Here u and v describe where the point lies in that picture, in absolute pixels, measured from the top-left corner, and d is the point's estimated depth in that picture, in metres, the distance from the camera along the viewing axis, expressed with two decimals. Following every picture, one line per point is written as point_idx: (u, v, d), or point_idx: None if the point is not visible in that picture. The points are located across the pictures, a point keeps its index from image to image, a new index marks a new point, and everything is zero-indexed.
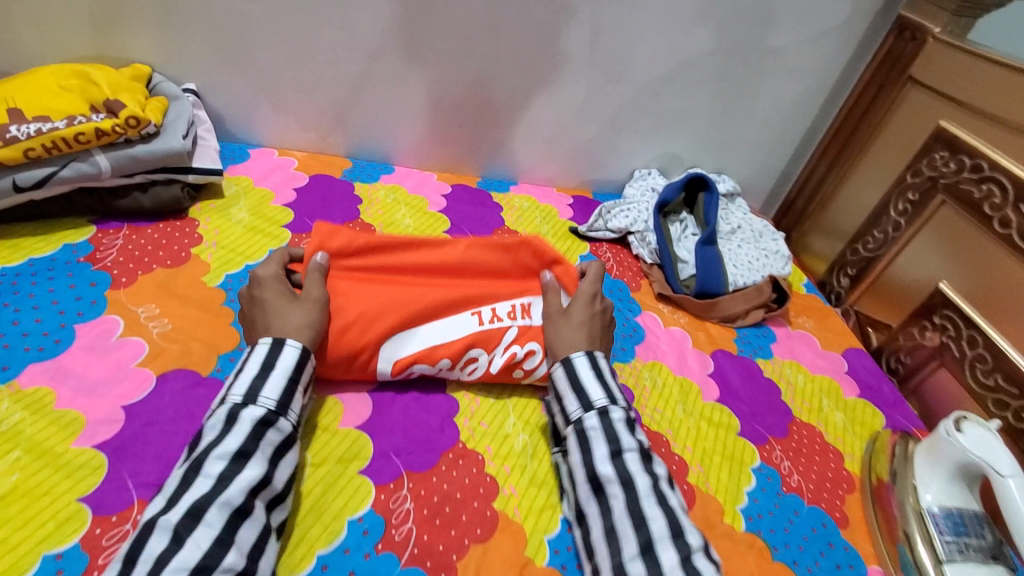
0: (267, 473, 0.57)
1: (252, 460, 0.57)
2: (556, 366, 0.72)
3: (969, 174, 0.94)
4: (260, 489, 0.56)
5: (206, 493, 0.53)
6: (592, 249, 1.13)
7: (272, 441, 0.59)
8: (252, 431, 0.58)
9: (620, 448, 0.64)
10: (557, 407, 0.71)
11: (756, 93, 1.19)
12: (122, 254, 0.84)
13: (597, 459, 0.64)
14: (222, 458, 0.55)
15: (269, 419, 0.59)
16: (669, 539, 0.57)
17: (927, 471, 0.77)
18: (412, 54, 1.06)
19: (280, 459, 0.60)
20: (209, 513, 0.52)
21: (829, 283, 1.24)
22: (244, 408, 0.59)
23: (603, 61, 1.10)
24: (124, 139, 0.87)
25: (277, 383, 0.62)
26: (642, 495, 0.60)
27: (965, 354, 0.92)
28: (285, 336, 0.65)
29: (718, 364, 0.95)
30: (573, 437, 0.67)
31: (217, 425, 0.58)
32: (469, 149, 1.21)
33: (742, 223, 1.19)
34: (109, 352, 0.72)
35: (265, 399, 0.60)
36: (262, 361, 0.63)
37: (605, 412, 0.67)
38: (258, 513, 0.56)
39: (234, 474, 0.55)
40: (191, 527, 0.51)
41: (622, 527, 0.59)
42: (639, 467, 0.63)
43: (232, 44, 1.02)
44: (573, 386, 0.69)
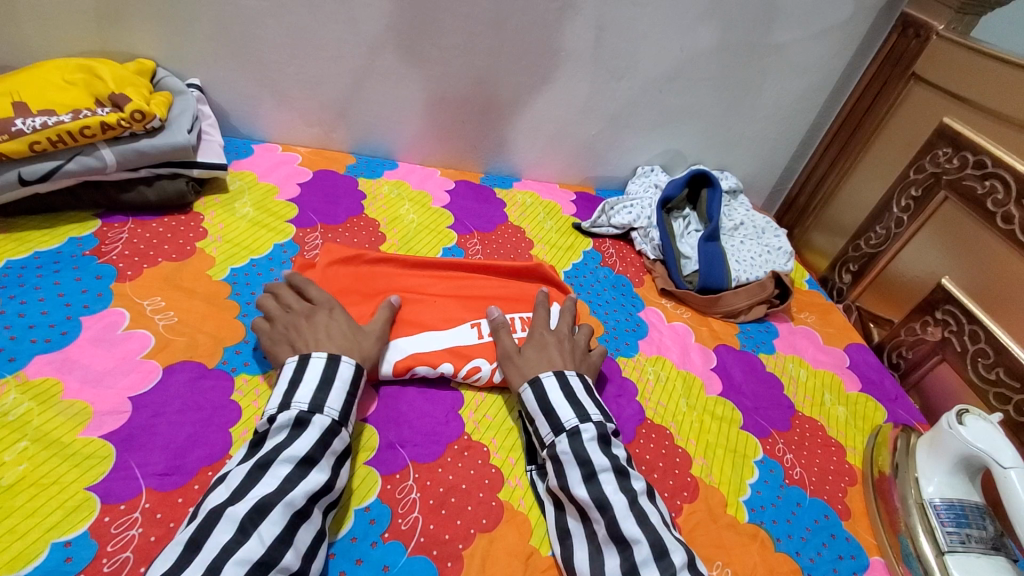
0: (330, 480, 0.59)
1: (317, 466, 0.58)
2: (524, 389, 0.70)
3: (973, 170, 0.95)
4: (321, 494, 0.57)
5: (271, 492, 0.54)
6: (596, 245, 1.13)
7: (335, 451, 0.61)
8: (319, 438, 0.59)
9: (593, 470, 0.62)
10: (531, 429, 0.70)
11: (758, 90, 1.20)
12: (127, 248, 0.85)
13: (572, 482, 0.62)
14: (291, 461, 0.57)
15: (334, 429, 0.61)
16: (653, 562, 0.57)
17: (928, 465, 0.77)
18: (417, 50, 1.06)
19: (340, 467, 0.61)
20: (274, 511, 0.53)
21: (831, 279, 1.25)
22: (311, 415, 0.61)
23: (607, 57, 1.11)
24: (129, 133, 0.88)
25: (341, 395, 0.64)
26: (620, 517, 0.59)
27: (967, 348, 0.92)
28: (338, 353, 0.66)
29: (721, 358, 0.95)
30: (549, 462, 0.65)
31: (285, 429, 0.60)
32: (472, 144, 1.22)
33: (744, 219, 1.20)
34: (116, 344, 0.72)
35: (331, 409, 0.62)
36: (322, 375, 0.64)
37: (575, 433, 0.65)
38: (316, 516, 0.57)
39: (300, 477, 0.56)
40: (257, 521, 0.52)
41: (607, 552, 0.59)
42: (614, 487, 0.62)
43: (236, 40, 1.02)
44: (542, 408, 0.68)
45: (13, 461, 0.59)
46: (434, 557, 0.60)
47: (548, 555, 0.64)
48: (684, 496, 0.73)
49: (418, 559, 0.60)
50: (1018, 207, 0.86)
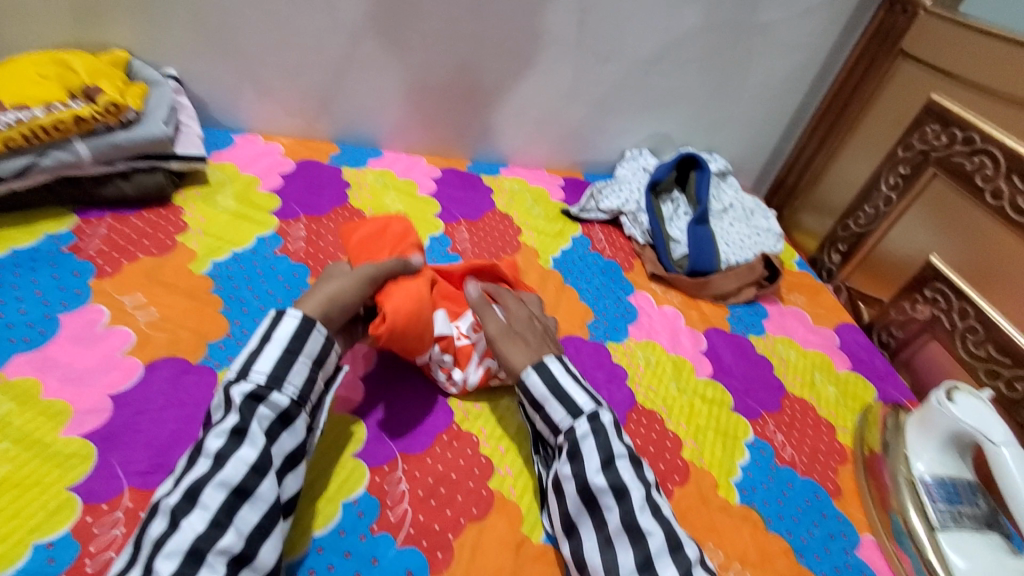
0: (264, 449, 0.56)
1: (248, 437, 0.56)
2: (528, 373, 0.68)
3: (961, 147, 0.94)
4: (256, 466, 0.55)
5: (204, 473, 0.53)
6: (585, 230, 1.12)
7: (268, 416, 0.58)
8: (243, 406, 0.57)
9: (611, 456, 0.62)
10: (537, 415, 0.67)
11: (746, 71, 1.18)
12: (106, 244, 0.83)
13: (589, 470, 0.61)
14: (218, 436, 0.55)
15: (260, 394, 0.58)
16: (668, 555, 0.57)
17: (919, 442, 0.77)
18: (398, 36, 1.04)
19: (278, 434, 0.58)
20: (204, 495, 0.52)
21: (820, 259, 1.24)
22: (236, 384, 0.58)
23: (592, 41, 1.09)
24: (104, 126, 0.86)
25: (270, 355, 0.61)
26: (637, 508, 0.59)
27: (956, 326, 0.92)
28: (281, 311, 0.64)
29: (711, 341, 0.95)
30: (564, 448, 0.64)
31: (219, 404, 0.58)
32: (458, 132, 1.20)
33: (733, 201, 1.19)
34: (97, 342, 0.71)
35: (255, 373, 0.59)
36: (261, 333, 0.63)
37: (594, 416, 0.65)
38: (260, 492, 0.54)
39: (230, 452, 0.55)
40: (187, 510, 0.51)
41: (619, 545, 0.58)
42: (631, 474, 0.62)
43: (213, 29, 1.00)
44: (554, 393, 0.67)
45: None
46: (424, 548, 0.60)
47: (539, 542, 0.64)
48: (675, 479, 0.73)
49: (407, 550, 0.60)
50: (1007, 183, 0.86)
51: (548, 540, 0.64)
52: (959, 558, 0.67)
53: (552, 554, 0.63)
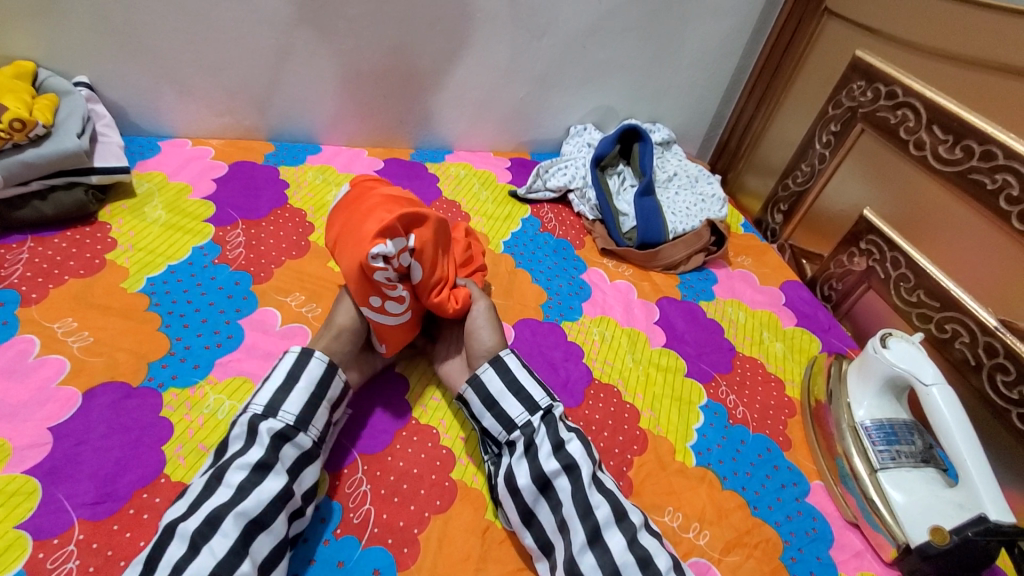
0: (288, 485, 0.57)
1: (272, 472, 0.57)
2: (486, 370, 0.69)
3: (885, 102, 0.98)
4: (279, 501, 0.56)
5: (224, 502, 0.53)
6: (534, 211, 1.12)
7: (293, 456, 0.59)
8: (270, 444, 0.58)
9: (561, 440, 0.63)
10: (490, 413, 0.67)
11: (682, 37, 1.19)
12: (29, 268, 0.79)
13: (542, 458, 0.62)
14: (244, 468, 0.56)
15: (288, 434, 0.60)
16: (614, 524, 0.58)
17: (858, 388, 0.81)
18: (324, 22, 1.00)
19: (299, 472, 0.60)
20: (225, 522, 0.52)
21: (764, 221, 1.28)
22: (264, 420, 0.60)
23: (526, 16, 1.07)
24: (11, 144, 0.81)
25: (299, 397, 0.62)
26: (586, 483, 0.60)
27: (890, 275, 0.97)
28: (312, 348, 0.66)
29: (663, 311, 0.97)
30: (520, 442, 0.65)
31: (240, 435, 0.59)
32: (398, 119, 1.17)
33: (678, 169, 1.20)
34: (29, 374, 0.68)
35: (286, 414, 0.60)
36: (288, 371, 0.63)
37: (548, 411, 0.66)
38: (277, 525, 0.55)
39: (253, 484, 0.55)
40: (208, 535, 0.51)
41: (573, 526, 0.59)
42: (581, 452, 0.63)
43: (122, 29, 0.94)
44: (510, 388, 0.67)
45: None
46: (390, 545, 0.60)
47: (504, 525, 0.64)
48: (634, 449, 0.76)
49: (373, 549, 0.60)
50: (928, 134, 0.89)
51: None
52: (900, 493, 0.71)
53: (513, 539, 0.64)
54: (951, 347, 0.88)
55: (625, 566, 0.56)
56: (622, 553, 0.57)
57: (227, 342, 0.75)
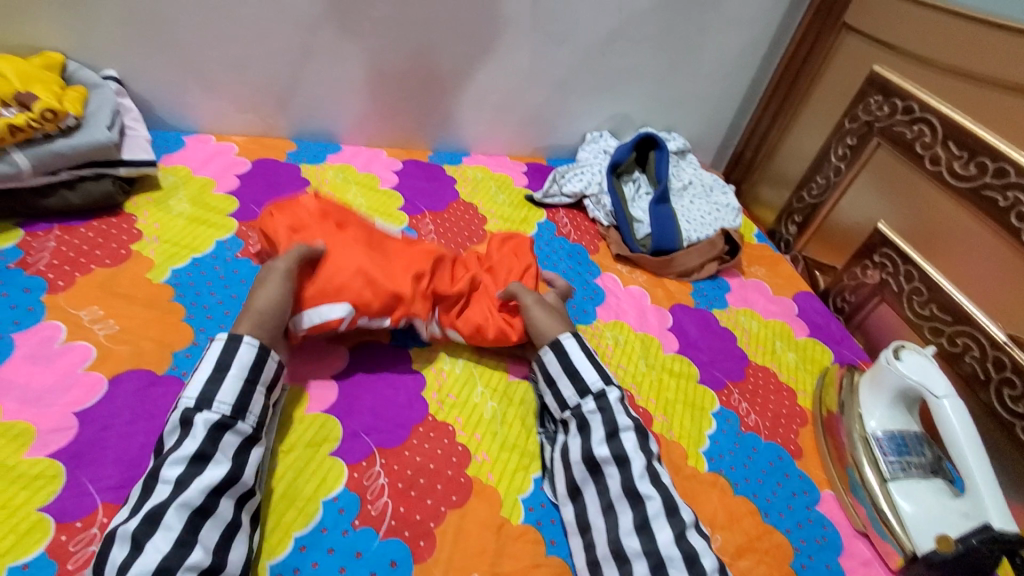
0: (231, 471, 0.58)
1: (212, 462, 0.58)
2: (546, 352, 0.76)
3: (902, 116, 0.98)
4: (222, 487, 0.57)
5: (165, 498, 0.54)
6: (550, 215, 1.13)
7: (232, 443, 0.60)
8: (206, 435, 0.58)
9: (616, 429, 0.68)
10: (550, 391, 0.75)
11: (700, 48, 1.20)
12: (56, 257, 0.80)
13: (595, 442, 0.68)
14: (181, 462, 0.56)
15: (226, 423, 0.60)
16: (664, 518, 0.62)
17: (870, 399, 0.81)
18: (350, 24, 1.02)
19: (242, 459, 0.60)
20: (167, 517, 0.53)
21: (778, 232, 1.28)
22: (198, 412, 0.60)
23: (547, 23, 1.09)
24: (42, 134, 0.82)
25: (232, 385, 0.62)
26: (636, 474, 0.65)
27: (903, 288, 0.98)
28: (241, 334, 0.66)
29: (677, 318, 0.98)
30: (573, 422, 0.71)
31: (174, 431, 0.59)
32: (418, 121, 1.19)
33: (693, 178, 1.21)
34: (54, 359, 0.69)
35: (219, 404, 0.61)
36: (217, 360, 0.63)
37: (601, 395, 0.71)
38: (223, 510, 0.56)
39: (193, 476, 0.56)
40: (150, 532, 0.52)
41: (620, 508, 0.64)
42: (635, 444, 0.67)
43: (152, 25, 0.96)
44: (567, 371, 0.74)
45: None
46: (406, 538, 0.61)
47: (520, 523, 0.66)
48: None
49: (390, 541, 0.61)
50: (944, 149, 0.90)
51: (528, 520, 0.66)
52: (908, 504, 0.72)
53: (532, 533, 0.65)
54: (962, 361, 0.88)
55: (670, 558, 0.59)
56: (666, 545, 0.60)
57: None
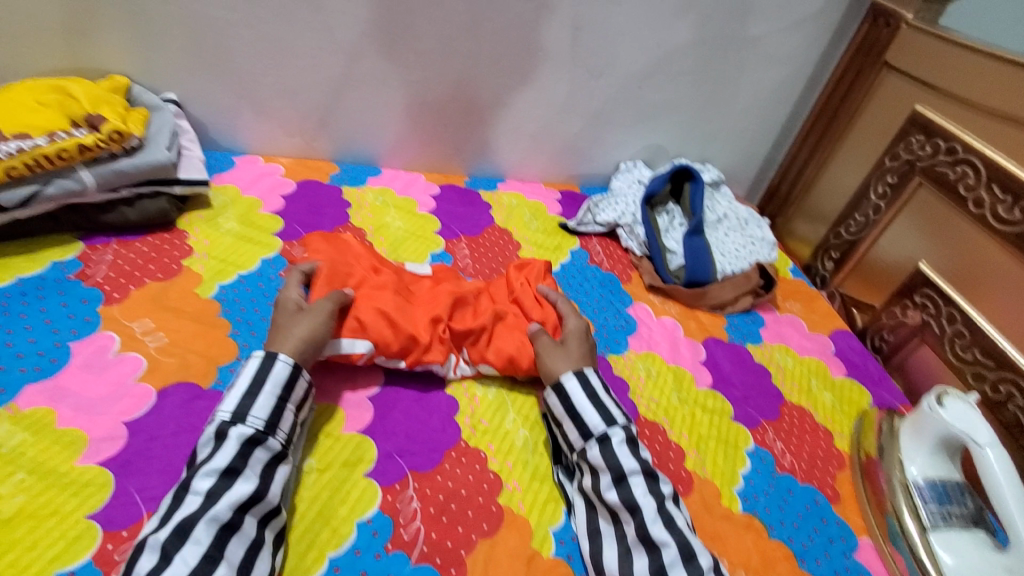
0: (258, 488, 0.59)
1: (241, 477, 0.59)
2: (549, 394, 0.74)
3: (945, 157, 0.98)
4: (249, 504, 0.58)
5: (194, 510, 0.55)
6: (582, 244, 1.14)
7: (262, 459, 0.61)
8: (239, 449, 0.60)
9: (623, 473, 0.66)
10: (558, 432, 0.73)
11: (737, 83, 1.21)
12: (112, 269, 0.84)
13: (603, 489, 0.66)
14: (212, 475, 0.57)
15: (258, 438, 0.61)
16: (680, 565, 0.60)
17: (911, 445, 0.80)
18: (397, 55, 1.06)
19: (271, 476, 0.61)
20: (196, 530, 0.54)
21: (814, 266, 1.27)
22: (232, 425, 0.61)
23: (587, 56, 1.12)
24: (108, 154, 0.87)
25: (267, 401, 0.64)
26: (649, 520, 0.63)
27: (945, 330, 0.95)
28: (277, 351, 0.67)
29: (710, 351, 0.97)
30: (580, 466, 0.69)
31: (208, 442, 0.60)
32: (455, 147, 1.22)
33: (728, 211, 1.21)
34: (107, 369, 0.72)
35: (254, 419, 0.62)
36: (254, 375, 0.65)
37: (604, 439, 0.68)
38: (248, 528, 0.57)
39: (223, 489, 0.57)
40: (179, 544, 0.53)
41: (636, 553, 0.62)
42: (644, 490, 0.65)
43: (211, 52, 1.02)
44: (569, 413, 0.71)
45: (10, 493, 0.59)
46: (438, 565, 0.61)
47: (550, 556, 0.65)
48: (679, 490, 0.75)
49: (422, 568, 0.61)
50: (988, 192, 0.89)
51: (559, 554, 0.65)
52: (950, 556, 0.70)
53: (562, 568, 0.64)
54: (1004, 408, 0.86)
55: None
56: None
57: None
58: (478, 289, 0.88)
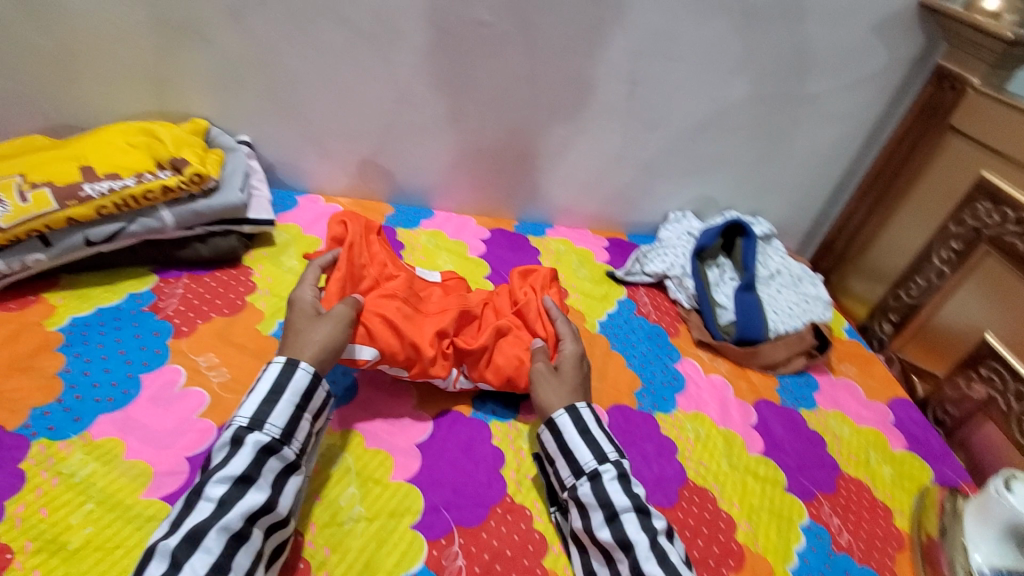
0: (269, 499, 0.60)
1: (254, 486, 0.60)
2: (543, 432, 0.75)
3: (1014, 227, 0.96)
4: (260, 514, 0.59)
5: (205, 517, 0.56)
6: (629, 293, 1.13)
7: (275, 469, 0.62)
8: (255, 456, 0.61)
9: (615, 511, 0.65)
10: (551, 470, 0.74)
11: (792, 139, 1.21)
12: (182, 303, 0.88)
13: (595, 526, 0.65)
14: (225, 482, 0.58)
15: (273, 447, 0.62)
16: None
17: (977, 530, 0.75)
18: (457, 106, 1.10)
19: (282, 486, 0.62)
20: (207, 538, 0.55)
21: (870, 328, 1.24)
22: (249, 431, 0.62)
23: (642, 110, 1.14)
24: (187, 195, 0.92)
25: (284, 410, 0.65)
26: (642, 558, 0.62)
27: (1013, 407, 0.93)
28: (297, 359, 0.68)
29: (761, 414, 0.94)
30: (571, 504, 0.69)
31: (224, 447, 0.61)
32: (506, 193, 1.24)
33: (780, 267, 1.18)
34: (173, 403, 0.75)
35: (271, 426, 0.63)
36: (274, 381, 0.66)
37: (595, 476, 0.68)
38: (254, 538, 0.58)
39: (235, 497, 0.58)
40: (188, 552, 0.54)
41: None
42: (636, 526, 0.64)
43: (285, 99, 1.08)
44: (562, 450, 0.72)
45: (80, 524, 0.62)
46: None
47: None
48: (730, 564, 0.73)
49: None
50: None
51: None
52: None
53: None
54: None
55: None
56: None
57: (342, 393, 0.80)
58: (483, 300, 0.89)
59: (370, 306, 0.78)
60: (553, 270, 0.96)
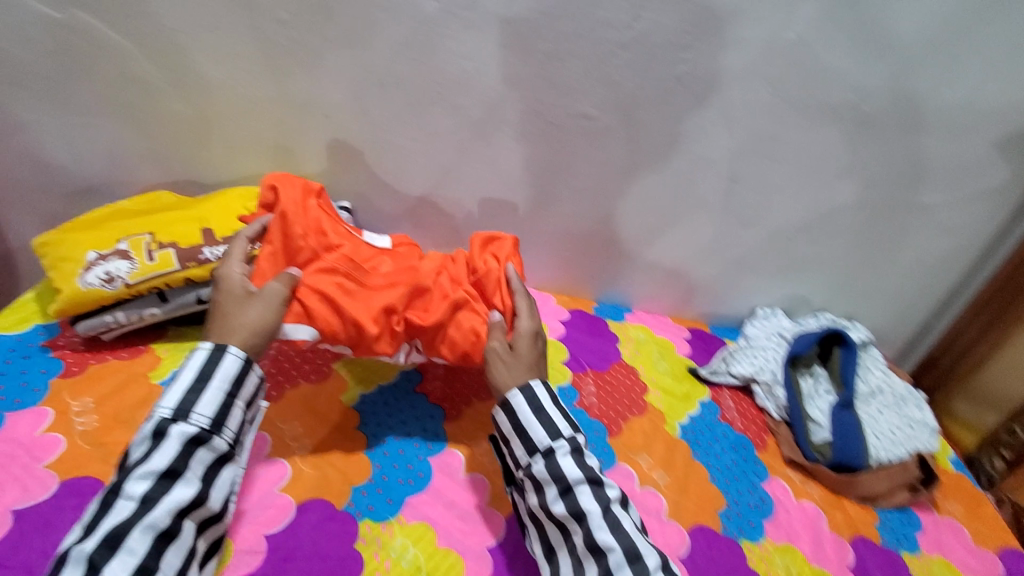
0: (198, 492, 0.61)
1: (182, 480, 0.61)
2: (497, 412, 0.73)
3: None
4: (186, 508, 0.60)
5: (127, 517, 0.57)
6: (713, 394, 1.07)
7: (204, 460, 0.63)
8: (181, 450, 0.61)
9: (569, 484, 0.67)
10: (506, 449, 0.73)
11: (899, 247, 1.14)
12: (273, 365, 0.90)
13: (550, 500, 0.67)
14: (148, 478, 0.59)
15: (202, 438, 0.63)
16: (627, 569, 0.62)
17: None
18: (551, 189, 1.11)
19: (210, 478, 0.64)
20: (130, 540, 0.56)
21: (978, 461, 1.19)
22: (174, 424, 0.62)
23: (739, 208, 1.11)
24: None
25: (213, 398, 0.65)
26: (595, 527, 0.64)
27: None
28: (225, 344, 0.68)
29: (860, 555, 0.86)
30: (527, 481, 0.70)
31: (146, 442, 0.61)
32: (589, 275, 1.23)
33: (882, 383, 1.10)
34: (258, 474, 0.76)
35: (198, 417, 0.63)
36: (200, 370, 0.65)
37: (548, 453, 0.69)
38: (182, 534, 0.60)
39: (161, 493, 0.59)
40: (108, 556, 0.54)
41: (586, 564, 0.64)
42: (590, 499, 0.66)
43: (387, 172, 1.12)
44: (517, 430, 0.71)
45: None
46: None
47: None
48: None
49: None
50: None
51: None
52: None
53: None
54: None
55: None
56: None
57: (418, 480, 0.80)
58: (438, 267, 0.85)
59: (308, 281, 0.78)
60: (514, 238, 0.91)
